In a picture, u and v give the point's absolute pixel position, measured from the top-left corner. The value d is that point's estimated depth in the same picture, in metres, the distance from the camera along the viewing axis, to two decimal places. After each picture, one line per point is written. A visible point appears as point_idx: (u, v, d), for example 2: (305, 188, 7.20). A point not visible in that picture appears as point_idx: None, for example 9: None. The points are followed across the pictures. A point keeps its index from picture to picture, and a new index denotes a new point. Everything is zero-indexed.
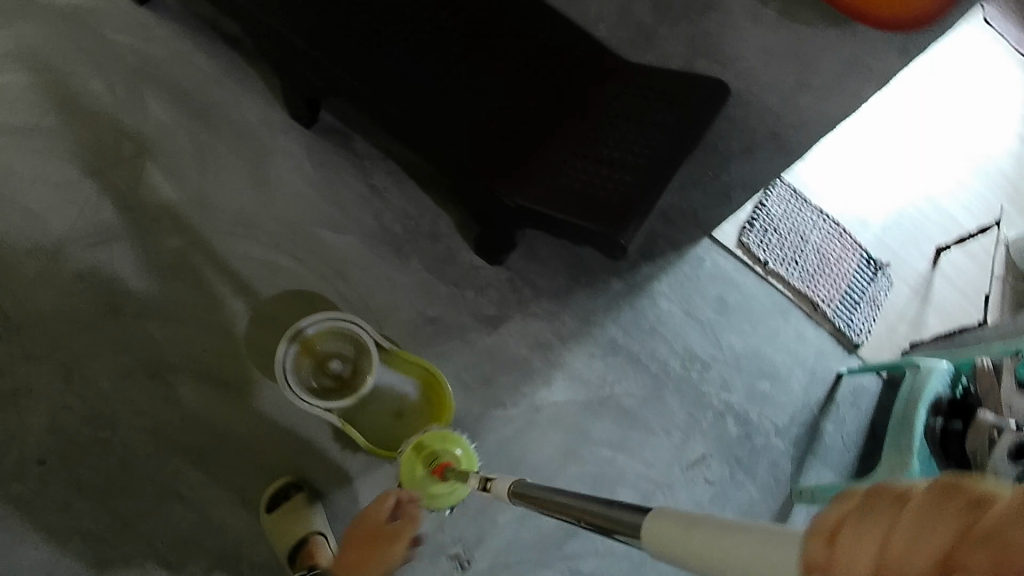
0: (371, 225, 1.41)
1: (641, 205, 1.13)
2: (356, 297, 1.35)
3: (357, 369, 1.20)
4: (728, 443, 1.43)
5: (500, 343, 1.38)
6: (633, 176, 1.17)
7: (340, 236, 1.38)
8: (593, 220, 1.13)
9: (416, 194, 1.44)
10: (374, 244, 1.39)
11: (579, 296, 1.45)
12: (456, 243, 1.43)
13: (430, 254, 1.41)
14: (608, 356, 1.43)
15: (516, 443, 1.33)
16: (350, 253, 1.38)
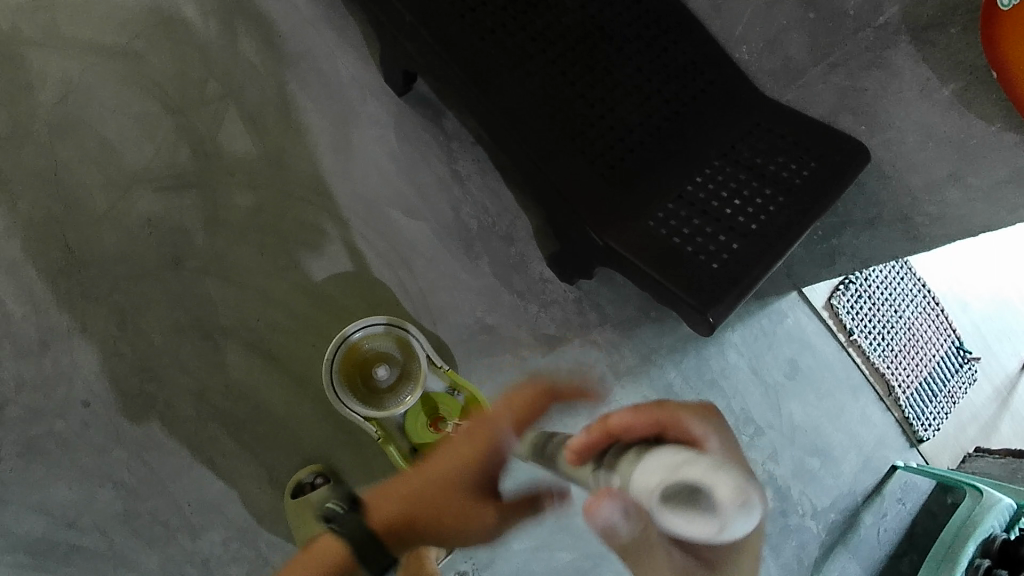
0: (445, 215, 1.32)
1: (741, 281, 1.04)
2: (416, 289, 1.29)
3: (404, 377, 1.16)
4: (761, 516, 1.34)
5: (554, 364, 1.31)
6: (741, 244, 1.07)
7: (411, 221, 1.31)
8: (692, 288, 1.05)
9: (498, 189, 1.35)
10: (445, 236, 1.32)
11: (645, 330, 1.35)
12: (530, 251, 1.34)
13: (501, 257, 1.33)
14: (661, 401, 1.33)
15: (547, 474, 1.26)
16: (419, 242, 1.30)
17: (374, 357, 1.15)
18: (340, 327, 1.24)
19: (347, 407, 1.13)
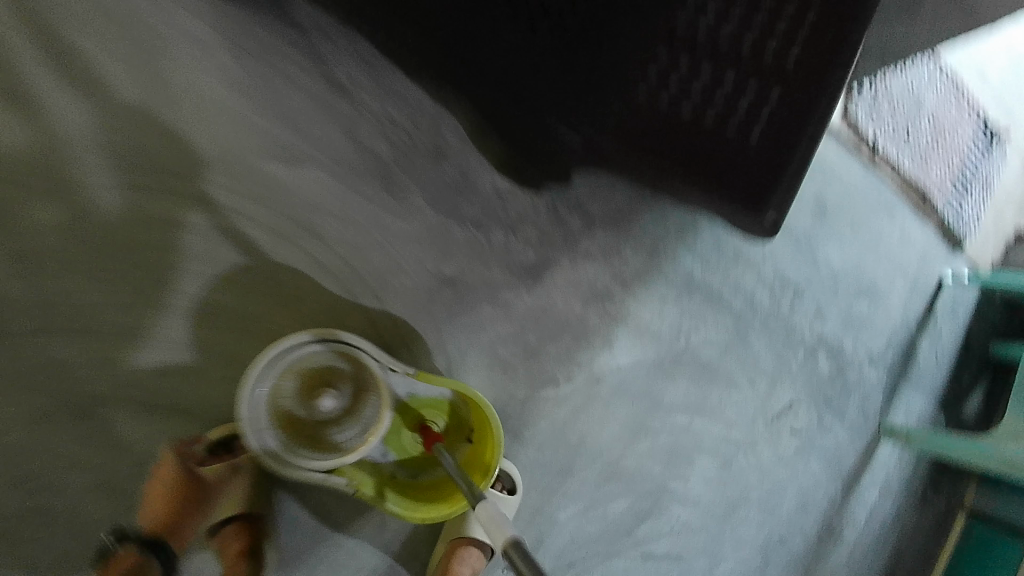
0: (344, 147, 0.93)
1: (792, 157, 0.68)
2: (338, 261, 0.93)
3: (361, 397, 0.83)
4: (820, 384, 1.18)
5: (545, 300, 1.00)
6: (778, 93, 0.67)
7: (299, 168, 0.92)
8: (734, 187, 0.70)
9: (400, 86, 0.94)
10: (351, 177, 0.93)
11: (644, 219, 1.04)
12: (470, 162, 0.97)
13: (435, 180, 0.96)
14: (683, 299, 1.07)
15: (573, 427, 1.03)
16: (319, 195, 0.92)
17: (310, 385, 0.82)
18: (255, 344, 0.90)
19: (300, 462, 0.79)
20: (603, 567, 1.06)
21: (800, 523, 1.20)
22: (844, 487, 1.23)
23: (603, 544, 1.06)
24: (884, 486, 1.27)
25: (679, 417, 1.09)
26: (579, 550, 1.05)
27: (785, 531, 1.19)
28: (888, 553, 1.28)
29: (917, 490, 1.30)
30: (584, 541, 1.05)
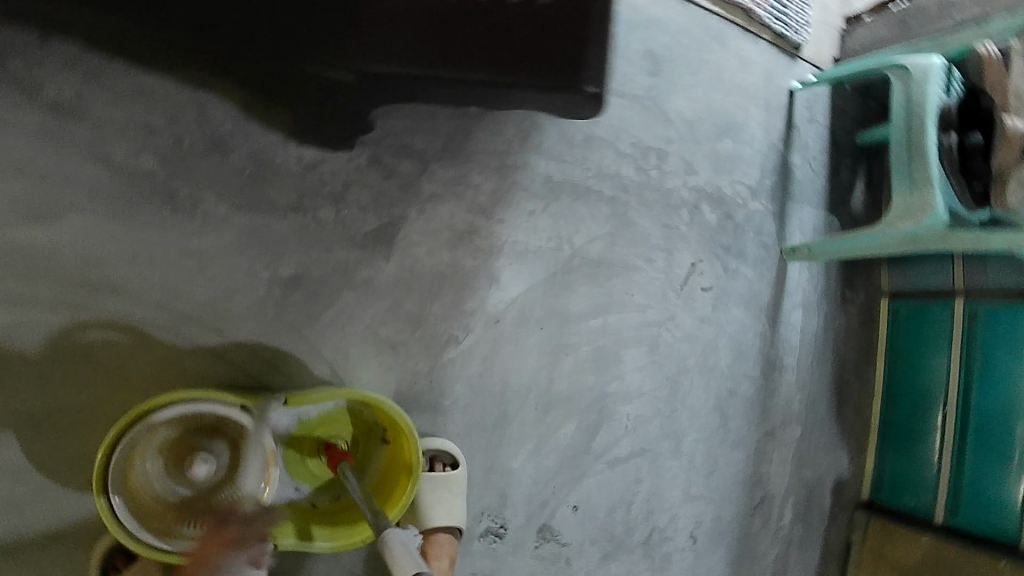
0: (103, 178, 0.77)
1: None
2: (157, 310, 0.79)
3: (238, 446, 0.77)
4: (713, 235, 1.16)
5: (409, 260, 0.91)
6: None
7: (59, 223, 0.75)
8: None
9: (138, 84, 0.77)
10: (129, 211, 0.78)
11: (480, 136, 0.95)
12: (260, 143, 0.83)
13: (229, 179, 0.81)
14: (551, 205, 1.00)
15: (491, 375, 0.96)
16: (99, 247, 0.77)
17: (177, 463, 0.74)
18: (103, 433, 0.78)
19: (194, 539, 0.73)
20: (572, 492, 1.04)
21: (742, 371, 1.20)
22: (770, 320, 1.24)
23: (565, 472, 1.03)
24: (805, 304, 1.29)
25: (592, 322, 1.04)
26: (544, 486, 1.02)
27: (730, 384, 1.19)
28: (824, 362, 1.33)
29: (834, 296, 1.33)
30: (546, 477, 1.02)
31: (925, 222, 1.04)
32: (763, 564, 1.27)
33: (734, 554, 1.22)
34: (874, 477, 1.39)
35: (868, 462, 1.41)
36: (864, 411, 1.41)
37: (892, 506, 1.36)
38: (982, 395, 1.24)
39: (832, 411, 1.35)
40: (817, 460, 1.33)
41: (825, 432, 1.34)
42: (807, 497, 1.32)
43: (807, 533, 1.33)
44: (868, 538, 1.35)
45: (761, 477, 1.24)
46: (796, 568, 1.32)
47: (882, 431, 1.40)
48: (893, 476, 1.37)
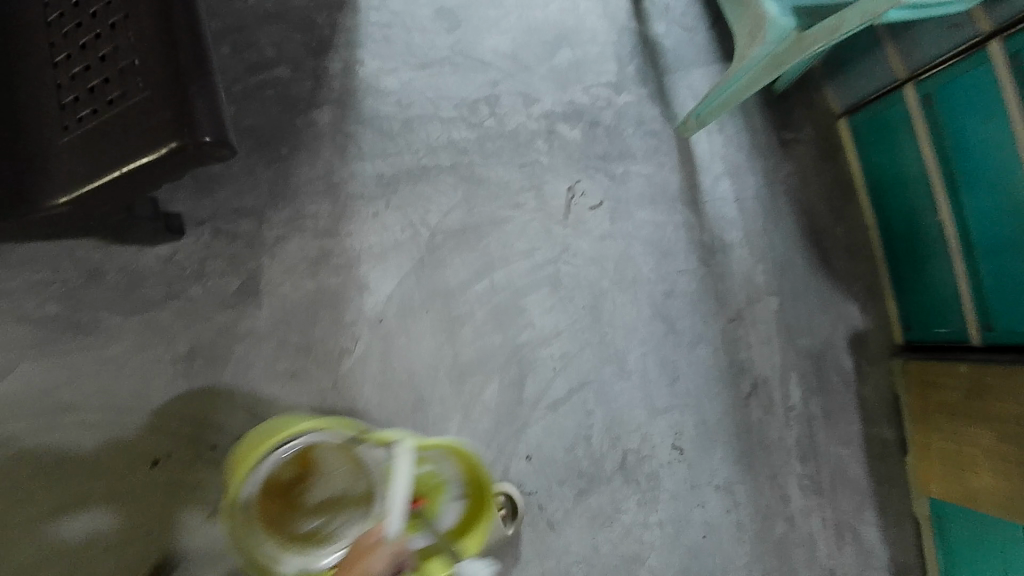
0: (21, 330, 0.97)
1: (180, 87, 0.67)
2: (97, 414, 0.98)
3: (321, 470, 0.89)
4: (583, 151, 1.14)
5: (280, 299, 1.02)
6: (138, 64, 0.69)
7: (10, 374, 0.96)
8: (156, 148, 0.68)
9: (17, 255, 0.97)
10: (48, 349, 0.98)
11: (302, 168, 1.04)
12: (124, 257, 1.00)
13: (112, 295, 1.00)
14: (393, 199, 1.06)
15: (393, 369, 1.04)
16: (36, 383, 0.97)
17: (292, 495, 0.88)
18: (93, 520, 0.97)
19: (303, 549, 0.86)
20: (520, 444, 1.08)
21: (673, 268, 1.16)
22: (689, 204, 1.18)
23: (504, 429, 1.07)
24: (731, 170, 1.22)
25: (478, 286, 1.07)
26: (487, 448, 1.07)
27: (665, 285, 1.16)
28: (782, 220, 1.23)
29: (764, 148, 1.24)
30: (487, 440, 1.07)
31: (769, 36, 0.94)
32: (784, 450, 1.19)
33: (739, 450, 1.17)
34: (901, 317, 1.24)
35: (890, 302, 1.26)
36: (861, 251, 1.26)
37: (929, 341, 1.20)
38: (968, 189, 1.05)
39: (814, 267, 1.23)
40: (814, 324, 1.22)
41: (814, 292, 1.23)
42: (817, 365, 1.22)
43: (832, 402, 1.22)
44: (911, 382, 1.21)
45: (743, 363, 1.18)
46: (831, 442, 1.22)
47: (892, 265, 1.24)
48: (918, 309, 1.20)
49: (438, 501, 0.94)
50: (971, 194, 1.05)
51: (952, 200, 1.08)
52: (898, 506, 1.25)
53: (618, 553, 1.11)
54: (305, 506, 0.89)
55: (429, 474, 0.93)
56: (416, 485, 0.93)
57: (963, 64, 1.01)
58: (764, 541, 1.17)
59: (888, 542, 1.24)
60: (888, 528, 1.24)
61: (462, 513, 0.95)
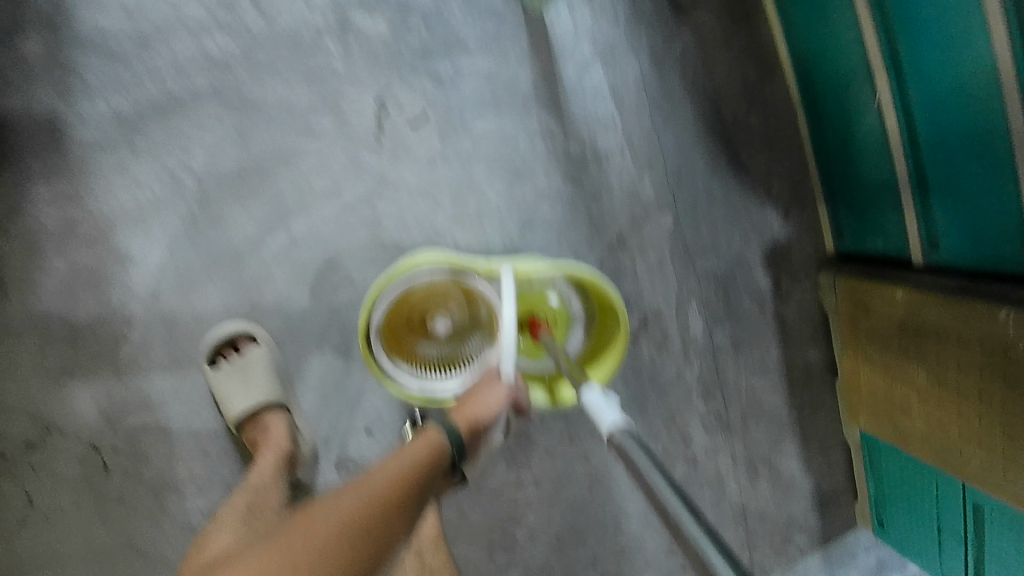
0: None
1: None
2: None
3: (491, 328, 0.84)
4: (390, 48, 0.88)
5: (32, 285, 0.84)
6: None
7: None
8: None
9: None
10: None
11: (18, 115, 0.81)
12: None
13: None
14: (138, 145, 0.84)
15: (187, 351, 0.88)
16: None
17: (416, 324, 0.85)
18: None
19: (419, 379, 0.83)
20: (355, 417, 0.94)
21: (530, 192, 0.94)
22: (549, 105, 0.94)
23: (333, 407, 0.93)
24: (603, 53, 0.95)
25: (272, 243, 0.88)
26: (316, 429, 0.93)
27: (522, 215, 0.94)
28: (676, 113, 0.99)
29: (652, 14, 0.97)
30: (312, 416, 0.93)
31: None
32: (683, 389, 1.06)
33: (628, 394, 1.04)
34: (833, 224, 1.06)
35: (819, 205, 1.07)
36: (785, 141, 1.05)
37: (863, 252, 1.03)
38: (916, 71, 0.79)
39: (718, 169, 1.02)
40: (721, 242, 1.03)
41: (720, 202, 1.03)
42: (720, 290, 1.05)
43: (742, 329, 1.07)
44: (840, 303, 1.04)
45: (628, 298, 1.01)
46: (740, 374, 1.08)
47: (822, 159, 1.02)
48: (851, 217, 1.02)
49: (568, 335, 0.91)
50: (917, 78, 0.79)
51: (892, 86, 0.82)
52: (823, 432, 1.13)
53: (486, 515, 1.00)
54: (436, 333, 0.85)
55: (541, 291, 0.89)
56: (544, 312, 0.90)
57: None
58: None
59: (810, 469, 1.13)
60: (810, 456, 1.13)
61: (588, 342, 0.91)
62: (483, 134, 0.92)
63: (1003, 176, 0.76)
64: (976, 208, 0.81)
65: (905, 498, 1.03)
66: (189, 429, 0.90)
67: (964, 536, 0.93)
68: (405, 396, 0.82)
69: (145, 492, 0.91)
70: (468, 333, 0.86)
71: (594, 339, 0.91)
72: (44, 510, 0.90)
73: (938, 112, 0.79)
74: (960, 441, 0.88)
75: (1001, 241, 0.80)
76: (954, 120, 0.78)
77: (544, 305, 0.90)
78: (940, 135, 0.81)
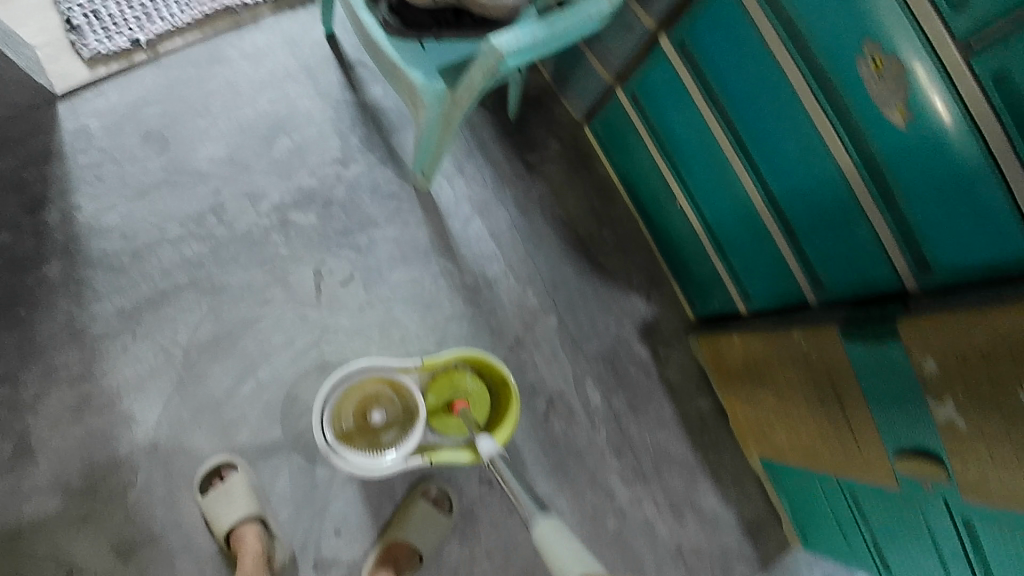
0: None
1: None
2: None
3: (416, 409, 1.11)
4: (321, 232, 1.20)
5: (57, 452, 1.07)
6: None
7: None
8: None
9: None
10: None
11: (45, 323, 1.10)
12: None
13: None
14: (137, 330, 1.12)
15: (182, 485, 1.10)
16: None
17: (361, 422, 1.12)
18: None
19: (370, 460, 1.06)
20: (325, 521, 1.14)
21: (439, 317, 1.24)
22: (443, 252, 1.26)
23: (305, 512, 1.13)
24: (479, 209, 1.30)
25: (246, 388, 1.14)
26: (294, 537, 1.13)
27: (438, 335, 1.23)
28: (542, 239, 1.32)
29: (510, 174, 1.33)
30: (291, 527, 1.13)
31: (428, 101, 1.01)
32: (597, 452, 1.29)
33: (551, 464, 1.27)
34: (686, 299, 1.36)
35: (673, 286, 1.38)
36: (634, 246, 1.37)
37: (711, 314, 1.33)
38: (691, 178, 1.14)
39: (584, 276, 1.33)
40: (601, 331, 1.33)
41: (591, 298, 1.33)
42: (607, 367, 1.32)
43: (635, 396, 1.33)
44: (705, 358, 1.33)
45: (534, 386, 1.28)
46: (643, 432, 1.32)
47: (662, 254, 1.36)
48: (695, 288, 1.33)
49: (483, 410, 1.17)
50: (692, 176, 1.13)
51: (681, 189, 1.17)
52: (727, 471, 1.36)
53: None
54: (378, 425, 1.12)
55: (456, 381, 1.17)
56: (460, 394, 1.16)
57: (648, 63, 1.09)
58: (600, 538, 1.27)
59: (729, 502, 1.35)
60: (725, 491, 1.35)
61: (498, 409, 1.17)
62: (398, 280, 1.22)
63: (760, 228, 1.07)
64: (761, 264, 1.12)
65: (817, 509, 1.22)
66: (188, 555, 1.09)
67: (850, 515, 1.14)
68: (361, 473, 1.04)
69: None
70: (402, 421, 1.13)
71: (502, 406, 1.17)
72: None
73: (712, 201, 1.12)
74: (813, 440, 1.12)
75: (782, 281, 1.11)
76: (721, 205, 1.11)
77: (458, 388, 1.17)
78: (719, 215, 1.14)
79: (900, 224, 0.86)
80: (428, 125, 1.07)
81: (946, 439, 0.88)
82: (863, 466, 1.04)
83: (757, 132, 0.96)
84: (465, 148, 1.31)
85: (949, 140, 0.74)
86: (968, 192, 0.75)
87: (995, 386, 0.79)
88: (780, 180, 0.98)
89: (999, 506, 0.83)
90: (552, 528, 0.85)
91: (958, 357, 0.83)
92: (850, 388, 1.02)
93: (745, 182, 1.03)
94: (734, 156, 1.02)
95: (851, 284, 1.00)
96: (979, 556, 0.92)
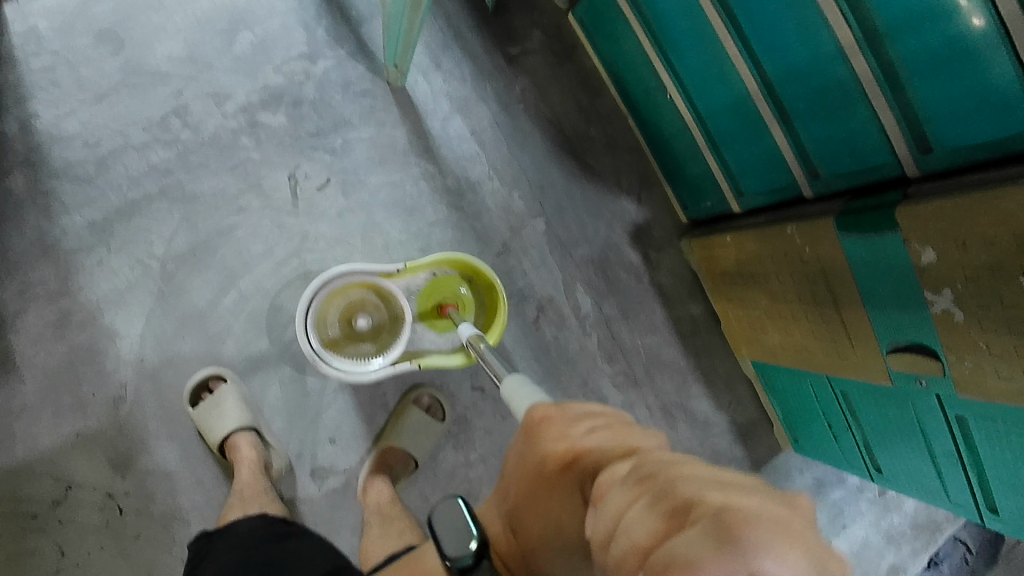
0: None
1: None
2: None
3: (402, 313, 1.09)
4: (293, 135, 1.15)
5: (41, 367, 1.07)
6: None
7: None
8: None
9: None
10: None
11: (14, 237, 1.06)
12: None
13: None
14: (111, 243, 1.09)
15: (171, 396, 1.10)
16: None
17: (347, 327, 1.11)
18: None
19: (358, 364, 1.06)
20: (319, 431, 1.15)
21: (423, 223, 1.20)
22: (423, 154, 1.20)
23: (298, 423, 1.14)
24: (459, 107, 1.23)
25: (226, 299, 1.12)
26: (286, 444, 1.14)
27: (421, 241, 1.20)
28: (527, 138, 1.26)
29: (491, 69, 1.25)
30: (283, 434, 1.14)
31: None
32: (588, 356, 1.28)
33: (543, 370, 1.26)
34: (678, 199, 1.31)
35: (665, 186, 1.33)
36: (624, 144, 1.31)
37: (704, 214, 1.29)
38: (682, 65, 1.05)
39: (573, 177, 1.28)
40: (590, 234, 1.29)
41: (581, 200, 1.28)
42: (598, 271, 1.29)
43: (626, 299, 1.30)
44: (697, 259, 1.30)
45: (523, 291, 1.25)
46: (635, 335, 1.31)
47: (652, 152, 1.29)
48: (687, 191, 1.27)
49: (471, 315, 1.16)
50: (683, 63, 1.05)
51: (672, 78, 1.09)
52: (719, 372, 1.35)
53: (446, 494, 1.19)
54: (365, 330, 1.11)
55: (443, 286, 1.14)
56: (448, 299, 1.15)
57: None
58: None
59: (722, 408, 1.35)
60: (717, 396, 1.35)
61: (486, 314, 1.15)
62: (376, 184, 1.18)
63: (753, 117, 1.00)
64: (754, 157, 1.06)
65: (809, 413, 1.22)
66: (183, 463, 1.10)
67: (839, 412, 1.14)
68: (350, 378, 1.04)
69: (153, 525, 1.09)
70: (389, 326, 1.12)
71: (490, 310, 1.15)
72: (74, 558, 1.07)
73: (704, 91, 1.05)
74: (807, 340, 1.09)
75: (776, 174, 1.06)
76: (714, 94, 1.04)
77: (445, 292, 1.15)
78: (711, 105, 1.06)
79: (900, 105, 0.80)
80: (397, 9, 1.00)
81: (942, 331, 0.85)
82: (854, 362, 1.02)
83: (750, 5, 0.86)
84: (440, 39, 1.23)
85: (956, 9, 0.67)
86: (972, 61, 0.69)
87: (998, 271, 0.75)
88: (775, 62, 0.90)
89: (996, 400, 0.82)
90: (573, 402, 0.56)
91: (956, 245, 0.79)
92: (843, 284, 0.98)
93: (737, 65, 0.95)
94: (726, 39, 0.93)
95: (848, 171, 0.95)
96: (969, 449, 0.92)
